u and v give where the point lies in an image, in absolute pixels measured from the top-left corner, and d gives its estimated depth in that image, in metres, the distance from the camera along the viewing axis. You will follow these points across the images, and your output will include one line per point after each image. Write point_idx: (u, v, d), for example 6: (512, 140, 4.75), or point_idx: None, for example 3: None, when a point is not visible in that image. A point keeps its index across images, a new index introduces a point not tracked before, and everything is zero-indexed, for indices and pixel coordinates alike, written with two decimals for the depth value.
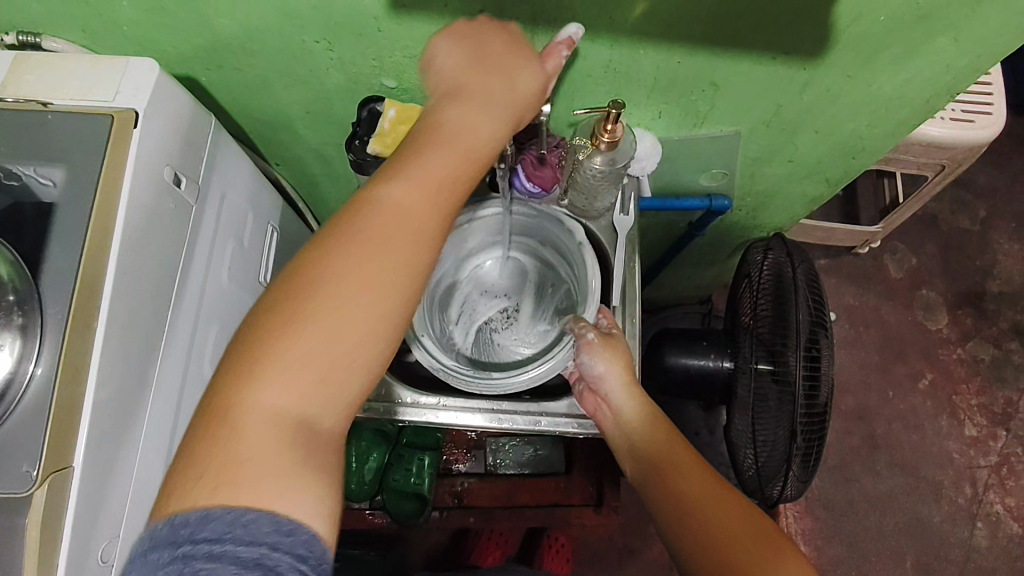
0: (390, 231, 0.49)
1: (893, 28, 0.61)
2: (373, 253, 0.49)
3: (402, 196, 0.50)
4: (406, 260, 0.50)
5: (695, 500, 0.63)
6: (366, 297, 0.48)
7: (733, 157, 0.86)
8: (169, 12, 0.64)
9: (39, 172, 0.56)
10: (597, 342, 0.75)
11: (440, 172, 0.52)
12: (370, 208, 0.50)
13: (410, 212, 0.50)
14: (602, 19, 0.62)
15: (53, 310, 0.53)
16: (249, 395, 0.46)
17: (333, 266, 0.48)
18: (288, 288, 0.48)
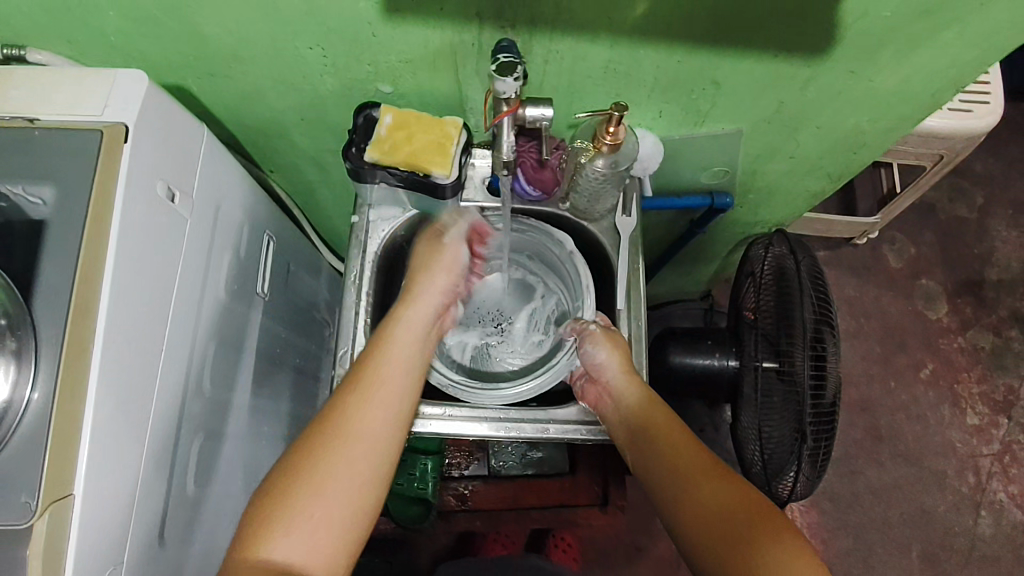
0: (375, 404, 0.66)
1: (899, 22, 0.60)
2: (363, 424, 0.64)
3: (383, 376, 0.68)
4: (386, 423, 0.66)
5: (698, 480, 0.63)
6: (359, 457, 0.62)
7: (735, 154, 0.85)
8: (156, 21, 0.63)
9: (29, 191, 0.55)
10: (600, 332, 0.77)
11: (405, 362, 0.70)
12: (354, 389, 0.66)
13: (390, 391, 0.67)
14: (602, 19, 0.60)
15: (47, 334, 0.52)
16: (265, 551, 0.56)
17: (334, 436, 0.63)
18: (296, 459, 0.61)
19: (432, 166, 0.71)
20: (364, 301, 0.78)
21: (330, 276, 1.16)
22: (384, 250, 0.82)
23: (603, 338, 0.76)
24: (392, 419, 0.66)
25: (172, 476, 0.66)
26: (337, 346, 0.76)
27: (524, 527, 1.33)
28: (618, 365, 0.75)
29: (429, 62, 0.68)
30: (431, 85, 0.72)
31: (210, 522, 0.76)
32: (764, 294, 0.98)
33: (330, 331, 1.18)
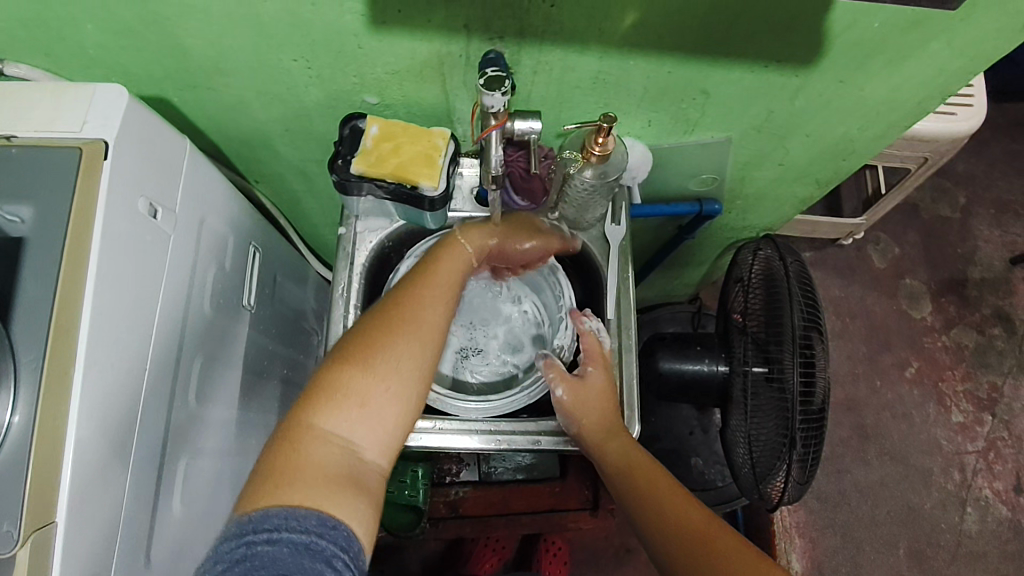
0: (437, 306, 0.64)
1: (886, 34, 0.61)
2: (426, 322, 0.63)
3: (442, 286, 0.66)
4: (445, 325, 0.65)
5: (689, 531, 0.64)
6: (422, 353, 0.61)
7: (724, 162, 0.85)
8: (137, 32, 0.61)
9: (5, 209, 0.53)
10: (569, 399, 0.73)
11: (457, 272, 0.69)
12: (417, 288, 0.65)
13: (447, 296, 0.66)
14: (591, 31, 0.60)
15: (27, 357, 0.50)
16: (329, 431, 0.55)
17: (401, 329, 0.61)
18: (365, 340, 0.60)
19: (419, 178, 0.70)
20: (351, 314, 0.77)
21: (316, 284, 1.15)
22: (370, 262, 0.81)
23: (575, 395, 0.73)
24: (448, 321, 0.66)
25: (158, 497, 0.65)
26: None
27: (514, 532, 1.33)
28: (596, 428, 0.72)
29: (416, 74, 0.67)
30: (418, 96, 0.71)
31: (198, 541, 0.74)
32: (754, 297, 0.99)
33: (317, 341, 1.16)
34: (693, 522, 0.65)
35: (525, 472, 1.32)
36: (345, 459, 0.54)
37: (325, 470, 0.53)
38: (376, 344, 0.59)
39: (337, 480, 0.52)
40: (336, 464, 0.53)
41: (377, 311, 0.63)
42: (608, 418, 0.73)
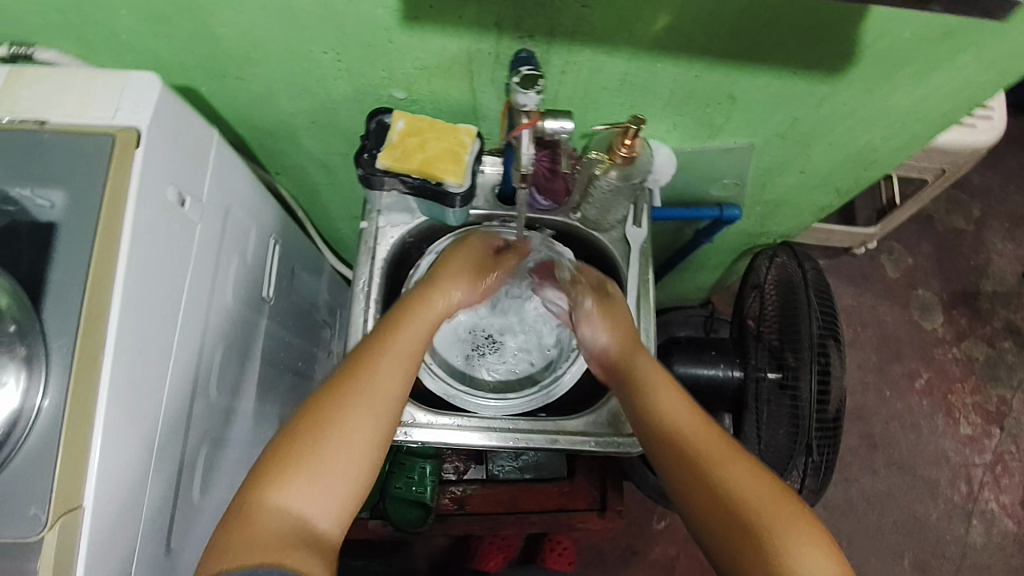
0: (395, 361, 0.64)
1: (917, 44, 0.61)
2: (382, 381, 0.62)
3: (403, 344, 0.66)
4: (402, 380, 0.64)
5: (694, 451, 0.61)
6: (376, 414, 0.61)
7: (746, 167, 0.85)
8: (170, 21, 0.61)
9: (38, 193, 0.53)
10: (595, 308, 0.75)
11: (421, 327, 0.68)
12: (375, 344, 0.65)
13: (407, 354, 0.66)
14: (621, 33, 0.60)
15: (58, 342, 0.51)
16: (281, 498, 0.54)
17: (355, 388, 0.61)
18: (321, 404, 0.60)
19: (444, 175, 0.70)
20: (371, 309, 0.77)
21: (331, 278, 1.16)
22: (392, 257, 0.81)
23: (600, 313, 0.74)
24: (407, 375, 0.65)
25: (179, 485, 0.65)
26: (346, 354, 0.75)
27: (522, 531, 1.33)
28: (620, 342, 0.73)
29: (444, 70, 0.67)
30: (445, 92, 0.71)
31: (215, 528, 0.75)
32: (771, 305, 0.98)
33: (329, 333, 1.17)
34: (718, 452, 0.61)
35: (532, 471, 1.33)
36: (295, 522, 0.54)
37: (275, 533, 0.52)
38: (329, 407, 0.59)
39: (289, 544, 0.52)
40: (286, 529, 0.53)
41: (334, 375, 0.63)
42: (630, 334, 0.73)
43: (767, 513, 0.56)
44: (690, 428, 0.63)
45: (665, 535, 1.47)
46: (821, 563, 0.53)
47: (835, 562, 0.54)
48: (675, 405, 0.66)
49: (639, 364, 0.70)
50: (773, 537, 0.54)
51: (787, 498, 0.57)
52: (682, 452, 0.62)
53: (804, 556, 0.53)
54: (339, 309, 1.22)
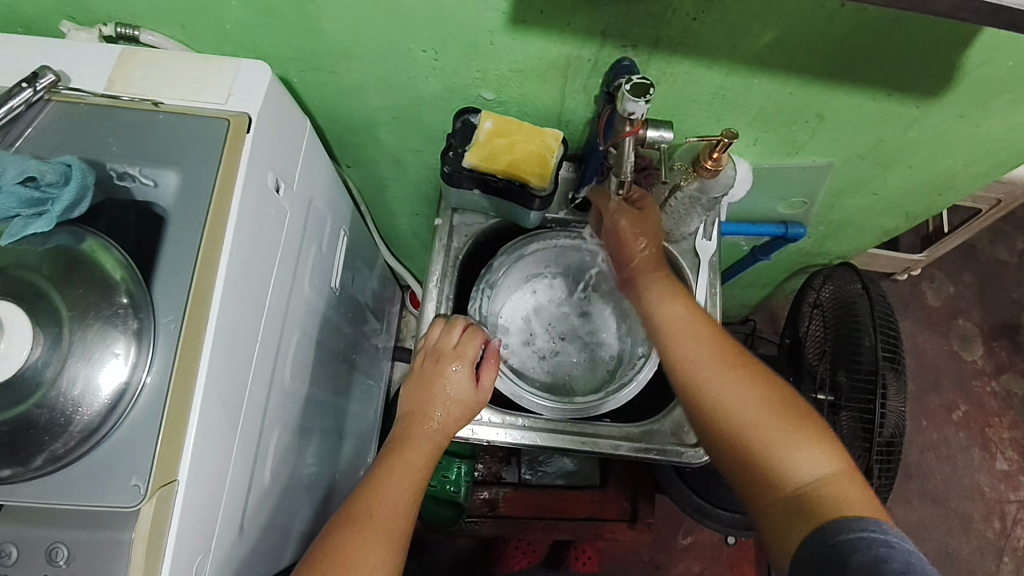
0: (400, 482, 0.65)
1: (1018, 75, 0.61)
2: (387, 507, 0.62)
3: (407, 466, 0.66)
4: (407, 496, 0.64)
5: (691, 370, 0.63)
6: (382, 542, 0.60)
7: (818, 187, 0.85)
8: (279, 13, 0.62)
9: (152, 175, 0.55)
10: (627, 224, 0.73)
11: (421, 446, 0.68)
12: (381, 471, 0.66)
13: (405, 478, 0.65)
14: (725, 47, 0.61)
15: (166, 318, 0.52)
16: None
17: (368, 512, 0.61)
18: (336, 535, 0.60)
19: (531, 177, 0.71)
20: (443, 306, 0.79)
21: (382, 274, 1.16)
22: (464, 253, 0.82)
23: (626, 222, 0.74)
24: (414, 497, 0.65)
25: (254, 466, 0.66)
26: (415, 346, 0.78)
27: (550, 537, 1.31)
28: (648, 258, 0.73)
29: (539, 74, 0.68)
30: (535, 96, 0.72)
31: (281, 512, 0.75)
32: (829, 325, 1.00)
33: (376, 328, 1.17)
34: (714, 366, 0.62)
35: (566, 478, 1.33)
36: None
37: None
38: (338, 539, 0.59)
39: None
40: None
41: (343, 509, 0.62)
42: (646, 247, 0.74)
43: (765, 425, 0.58)
44: (695, 347, 0.64)
45: (690, 551, 1.46)
46: (818, 461, 0.55)
47: (835, 458, 0.56)
48: (680, 321, 0.67)
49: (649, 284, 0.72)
50: (770, 444, 0.57)
51: (786, 405, 0.59)
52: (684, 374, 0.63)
53: (798, 459, 0.55)
54: (386, 304, 1.23)
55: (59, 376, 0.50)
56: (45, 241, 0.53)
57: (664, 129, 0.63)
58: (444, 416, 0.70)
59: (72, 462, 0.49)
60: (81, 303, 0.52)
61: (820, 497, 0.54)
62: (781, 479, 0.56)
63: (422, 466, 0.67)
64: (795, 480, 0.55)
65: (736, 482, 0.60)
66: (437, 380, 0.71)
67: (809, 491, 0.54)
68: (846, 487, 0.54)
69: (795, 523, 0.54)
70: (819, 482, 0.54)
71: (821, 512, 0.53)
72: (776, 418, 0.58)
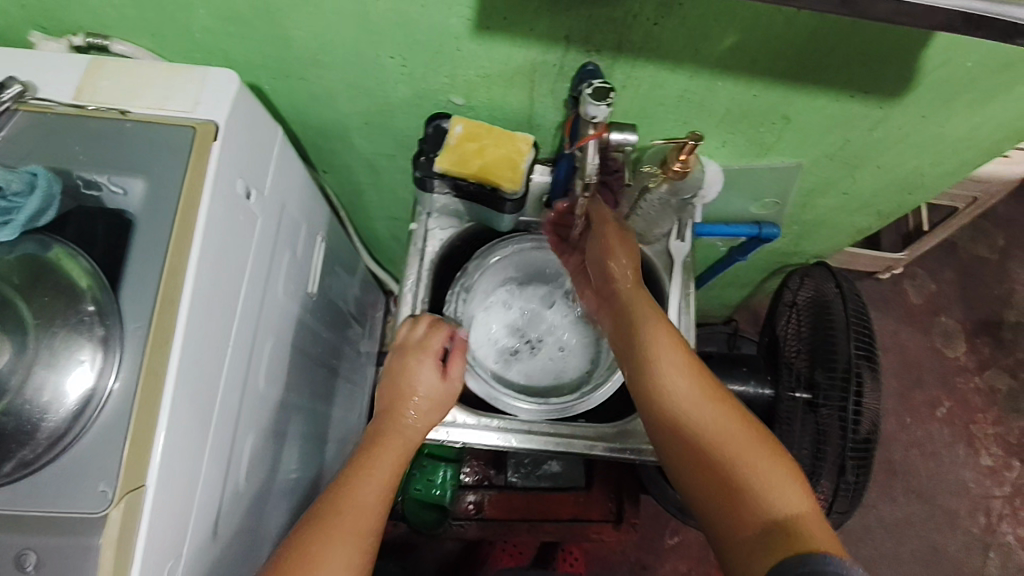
0: (370, 479, 0.65)
1: (977, 74, 0.62)
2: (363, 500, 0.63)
3: (378, 462, 0.67)
4: (377, 493, 0.64)
5: (668, 392, 0.65)
6: (358, 536, 0.61)
7: (789, 187, 0.86)
8: (246, 22, 0.63)
9: (119, 182, 0.56)
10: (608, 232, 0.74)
11: (392, 446, 0.68)
12: (353, 468, 0.66)
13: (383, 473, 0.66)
14: (687, 51, 0.62)
15: (133, 324, 0.52)
16: None
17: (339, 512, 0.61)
18: (310, 532, 0.60)
19: (502, 181, 0.72)
20: (418, 309, 0.79)
21: (364, 278, 1.16)
22: (439, 258, 0.83)
23: (609, 249, 0.74)
24: (384, 496, 0.65)
25: (228, 471, 0.66)
26: None
27: (535, 539, 1.32)
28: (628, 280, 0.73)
29: (507, 79, 0.69)
30: (503, 101, 0.73)
31: (257, 516, 0.75)
32: (803, 326, 1.01)
33: (360, 333, 1.18)
34: (696, 392, 0.64)
35: (549, 480, 1.32)
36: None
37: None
38: (310, 534, 0.60)
39: None
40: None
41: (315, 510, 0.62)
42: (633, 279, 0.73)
43: (752, 458, 0.59)
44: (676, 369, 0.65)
45: (677, 551, 1.46)
46: (796, 499, 0.57)
47: (802, 492, 0.58)
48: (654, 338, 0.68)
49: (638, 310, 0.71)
50: (753, 478, 0.58)
51: (756, 440, 0.61)
52: (674, 402, 0.64)
53: (772, 490, 0.57)
54: (370, 308, 1.23)
55: (26, 383, 0.51)
56: (11, 248, 0.54)
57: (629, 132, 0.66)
58: (416, 419, 0.71)
59: (38, 470, 0.50)
60: (49, 310, 0.53)
61: (791, 529, 0.55)
62: (760, 509, 0.57)
63: (395, 464, 0.68)
64: (768, 509, 0.57)
65: (704, 508, 0.61)
66: (407, 380, 0.71)
67: (781, 521, 0.56)
68: (813, 522, 0.56)
69: (767, 550, 0.54)
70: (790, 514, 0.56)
71: (796, 540, 0.54)
72: (750, 449, 0.60)
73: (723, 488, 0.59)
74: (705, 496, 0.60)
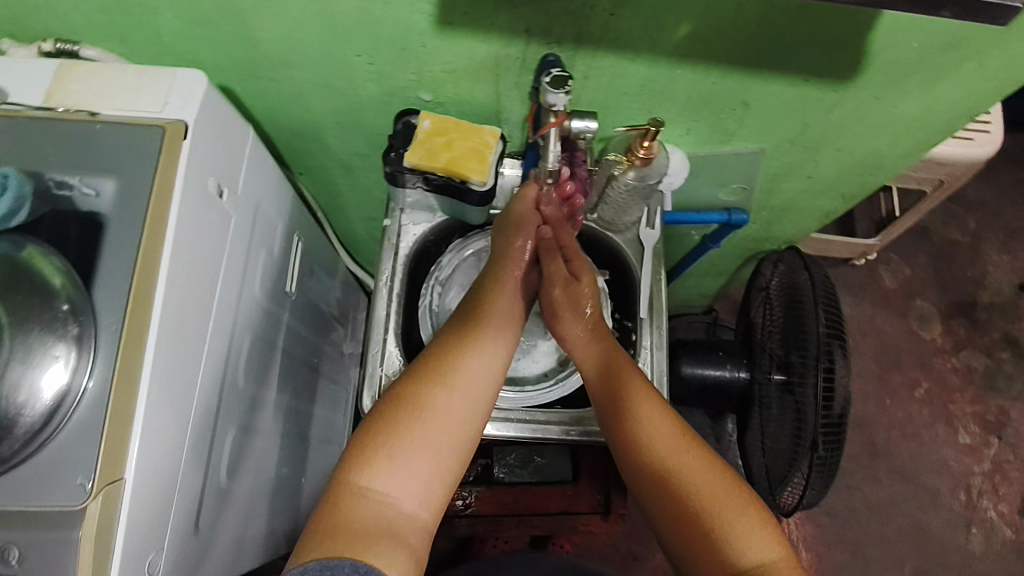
0: (479, 359, 0.72)
1: (923, 55, 0.64)
2: (458, 403, 0.68)
3: (490, 344, 0.74)
4: (487, 375, 0.72)
5: (648, 435, 0.69)
6: (467, 410, 0.69)
7: (754, 173, 0.88)
8: (213, 23, 0.64)
9: (89, 182, 0.56)
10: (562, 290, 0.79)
11: (501, 328, 0.76)
12: (458, 346, 0.72)
13: (481, 378, 0.71)
14: (644, 40, 0.63)
15: (106, 321, 0.53)
16: (367, 481, 0.61)
17: (445, 394, 0.68)
18: (399, 409, 0.66)
19: (470, 172, 0.74)
20: (392, 304, 0.81)
21: (345, 279, 1.17)
22: (412, 254, 0.84)
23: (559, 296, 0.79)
24: (494, 374, 0.73)
25: (207, 467, 0.67)
26: (368, 346, 0.79)
27: (524, 533, 1.34)
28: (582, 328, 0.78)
29: (472, 74, 0.70)
30: (470, 95, 0.75)
31: (239, 513, 0.76)
32: (776, 309, 1.03)
33: (343, 334, 1.19)
34: (674, 437, 0.69)
35: (539, 473, 1.32)
36: (386, 515, 0.60)
37: (368, 528, 0.58)
38: (408, 404, 0.66)
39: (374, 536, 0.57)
40: (375, 519, 0.59)
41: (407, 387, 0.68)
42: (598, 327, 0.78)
43: (728, 508, 0.63)
44: (659, 415, 0.70)
45: None
46: (769, 546, 0.61)
47: (776, 541, 0.62)
48: (628, 379, 0.73)
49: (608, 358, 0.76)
50: (729, 524, 0.62)
51: (735, 487, 0.65)
52: (652, 450, 0.68)
53: (746, 537, 0.61)
54: (352, 309, 1.24)
55: (2, 381, 0.52)
56: None
57: (588, 119, 0.69)
58: (517, 308, 0.79)
59: (14, 466, 0.50)
60: (21, 310, 0.53)
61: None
62: (734, 554, 0.61)
63: (500, 348, 0.74)
64: (741, 557, 0.60)
65: (670, 541, 0.65)
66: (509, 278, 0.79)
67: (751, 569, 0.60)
68: (784, 572, 0.60)
69: None
70: (762, 563, 0.60)
71: None
72: (727, 494, 0.64)
73: (698, 529, 0.63)
74: (680, 543, 0.64)
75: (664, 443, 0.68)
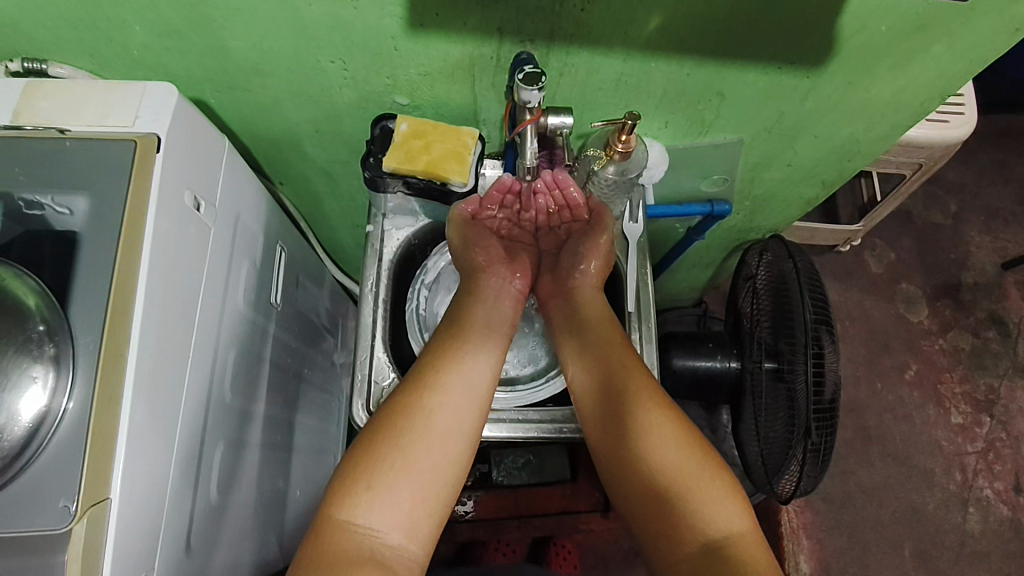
0: (459, 385, 0.73)
1: (892, 39, 0.65)
2: (437, 428, 0.70)
3: (467, 364, 0.75)
4: (470, 399, 0.73)
5: (619, 394, 0.73)
6: (450, 438, 0.71)
7: (735, 163, 0.89)
8: (183, 35, 0.63)
9: (60, 200, 0.56)
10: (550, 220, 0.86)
11: (486, 352, 0.77)
12: (435, 369, 0.74)
13: (460, 393, 0.73)
14: (617, 34, 0.63)
15: (84, 339, 0.52)
16: (349, 516, 0.64)
17: (424, 421, 0.70)
18: (376, 439, 0.68)
19: (450, 174, 0.74)
20: (378, 310, 0.80)
21: (332, 288, 1.16)
22: (396, 258, 0.84)
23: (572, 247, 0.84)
24: (476, 394, 0.73)
25: (197, 484, 0.66)
26: (356, 353, 0.78)
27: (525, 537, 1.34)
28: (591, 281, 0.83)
29: (447, 75, 0.70)
30: (447, 97, 0.74)
31: (233, 527, 0.75)
32: (763, 299, 1.03)
33: (332, 344, 1.17)
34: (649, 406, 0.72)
35: (536, 476, 1.28)
36: (370, 545, 0.63)
37: (351, 556, 0.61)
38: (385, 435, 0.68)
39: (356, 562, 0.61)
40: (358, 548, 0.62)
41: (386, 417, 0.70)
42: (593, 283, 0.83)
43: (695, 484, 0.67)
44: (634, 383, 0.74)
45: None
46: (736, 519, 0.66)
47: (744, 516, 0.66)
48: (611, 347, 0.77)
49: (582, 307, 0.82)
50: (697, 499, 0.66)
51: (703, 456, 0.69)
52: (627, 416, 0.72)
53: (717, 511, 0.66)
54: (342, 318, 1.23)
55: None
56: None
57: (564, 114, 0.69)
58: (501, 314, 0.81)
59: None
60: None
61: (728, 549, 0.64)
62: (701, 530, 0.65)
63: (484, 374, 0.75)
64: (709, 530, 0.65)
65: (638, 513, 0.69)
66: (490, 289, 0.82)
67: (718, 540, 0.64)
68: (747, 542, 0.64)
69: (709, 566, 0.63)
70: (728, 535, 0.64)
71: (729, 554, 0.63)
72: (696, 465, 0.69)
73: (667, 504, 0.67)
74: (650, 516, 0.68)
75: (642, 431, 0.71)
